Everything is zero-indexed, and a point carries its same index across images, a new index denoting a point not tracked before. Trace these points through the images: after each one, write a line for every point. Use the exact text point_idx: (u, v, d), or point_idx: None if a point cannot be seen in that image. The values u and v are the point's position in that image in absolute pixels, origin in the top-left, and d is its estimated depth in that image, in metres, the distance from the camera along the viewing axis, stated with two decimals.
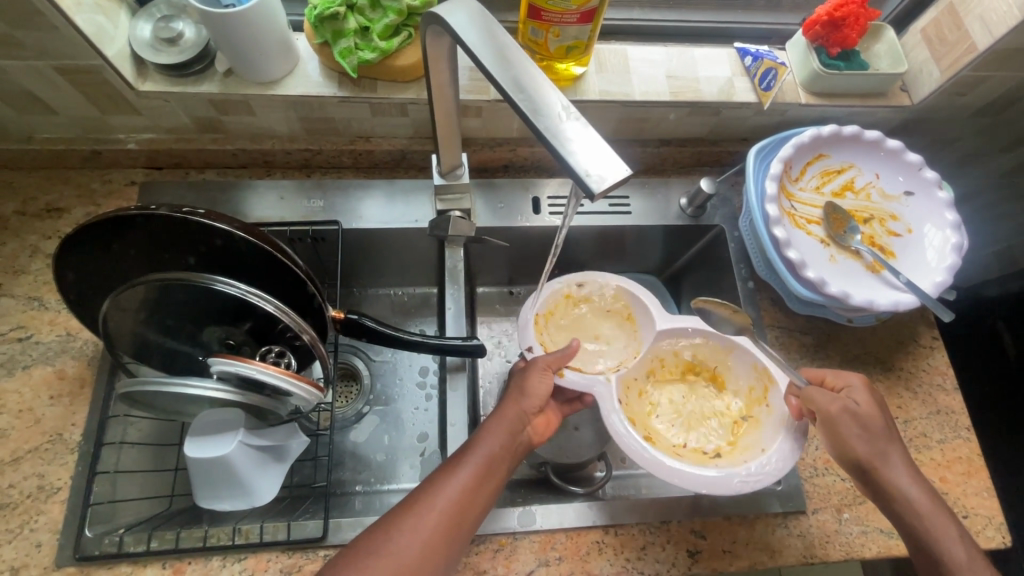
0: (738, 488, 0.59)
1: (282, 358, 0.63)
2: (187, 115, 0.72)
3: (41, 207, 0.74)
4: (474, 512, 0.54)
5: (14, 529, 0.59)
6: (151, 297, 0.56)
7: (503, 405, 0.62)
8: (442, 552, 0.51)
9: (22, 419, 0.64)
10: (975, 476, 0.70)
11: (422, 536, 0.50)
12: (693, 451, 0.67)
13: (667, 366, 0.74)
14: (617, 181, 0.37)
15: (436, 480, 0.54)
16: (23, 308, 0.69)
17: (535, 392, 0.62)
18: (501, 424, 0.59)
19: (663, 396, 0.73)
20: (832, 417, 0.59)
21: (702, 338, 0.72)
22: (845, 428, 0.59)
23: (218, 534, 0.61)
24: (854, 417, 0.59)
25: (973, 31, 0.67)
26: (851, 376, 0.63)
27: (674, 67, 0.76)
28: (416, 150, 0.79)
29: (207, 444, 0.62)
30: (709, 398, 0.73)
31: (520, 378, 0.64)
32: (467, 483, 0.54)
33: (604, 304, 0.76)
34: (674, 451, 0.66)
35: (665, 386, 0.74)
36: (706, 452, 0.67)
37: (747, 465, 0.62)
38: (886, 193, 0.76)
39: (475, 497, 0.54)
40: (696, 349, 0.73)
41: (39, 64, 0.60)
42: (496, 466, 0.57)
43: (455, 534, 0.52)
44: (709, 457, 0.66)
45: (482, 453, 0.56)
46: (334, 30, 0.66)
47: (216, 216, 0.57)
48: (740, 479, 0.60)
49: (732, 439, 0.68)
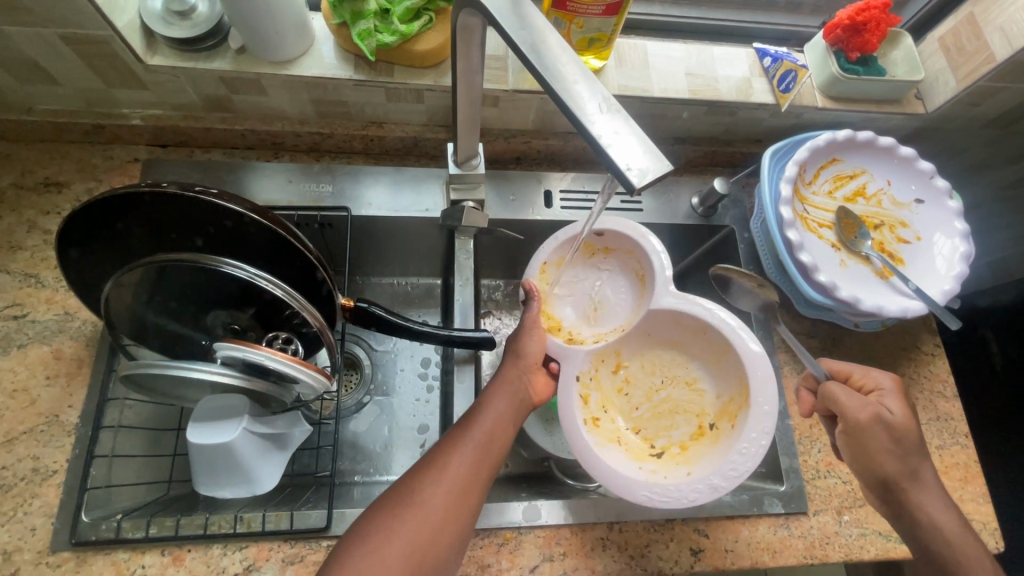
0: (639, 499, 0.56)
1: (289, 345, 0.61)
2: (196, 92, 0.70)
3: (40, 180, 0.72)
4: (489, 469, 0.53)
5: (8, 511, 0.58)
6: (154, 278, 0.54)
7: (503, 370, 0.62)
8: (463, 509, 0.50)
9: (16, 400, 0.62)
10: (972, 482, 0.71)
11: (442, 493, 0.50)
12: (641, 442, 0.65)
13: (663, 358, 0.70)
14: (658, 176, 0.36)
15: (450, 443, 0.54)
16: (19, 285, 0.67)
17: (529, 351, 0.63)
18: (503, 387, 0.60)
19: (643, 378, 0.70)
20: (863, 425, 0.59)
21: (700, 326, 0.65)
22: (874, 438, 0.59)
23: (220, 522, 0.59)
24: (887, 427, 0.59)
25: (993, 42, 0.68)
26: (885, 379, 0.62)
27: (693, 64, 0.76)
28: (429, 138, 0.78)
29: (210, 430, 0.60)
30: (688, 393, 0.68)
31: (514, 341, 0.64)
32: (481, 443, 0.54)
33: (623, 258, 0.73)
34: (616, 437, 0.64)
35: (649, 368, 0.70)
36: (652, 447, 0.65)
37: (662, 480, 0.58)
38: (896, 200, 0.76)
39: (488, 456, 0.54)
40: (694, 334, 0.67)
41: (45, 31, 0.58)
42: (504, 427, 0.56)
43: (472, 491, 0.51)
44: (646, 455, 0.63)
45: (492, 413, 0.57)
46: (353, 11, 0.64)
47: (228, 196, 0.55)
48: (645, 494, 0.56)
49: (687, 444, 0.65)
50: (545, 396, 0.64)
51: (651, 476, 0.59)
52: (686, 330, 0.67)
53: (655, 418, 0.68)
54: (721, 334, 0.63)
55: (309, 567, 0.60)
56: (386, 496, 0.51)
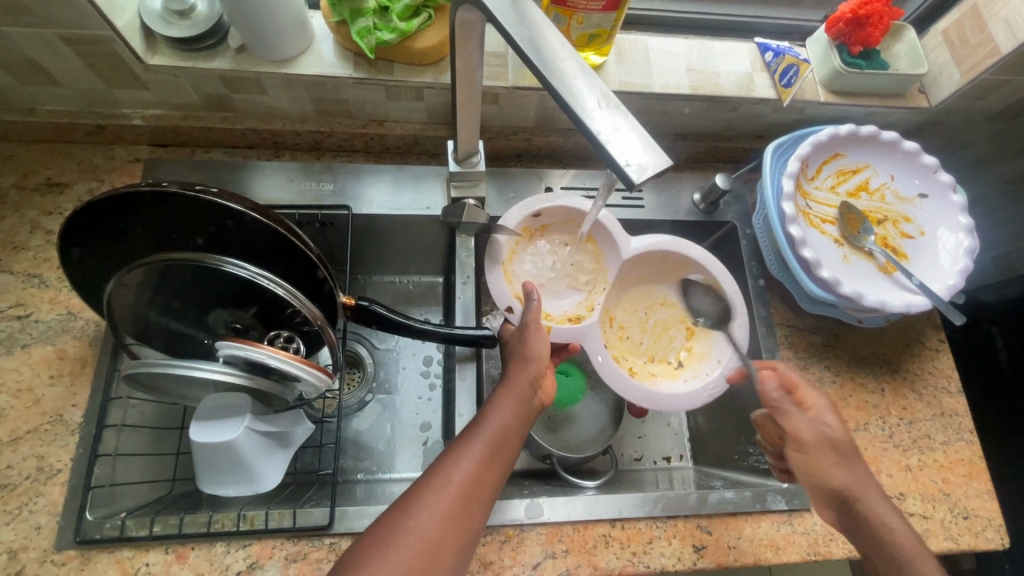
0: (706, 398, 0.69)
1: (291, 343, 0.62)
2: (197, 91, 0.70)
3: (42, 181, 0.72)
4: (492, 480, 0.53)
5: (13, 510, 0.58)
6: (156, 277, 0.54)
7: (509, 374, 0.61)
8: (462, 530, 0.49)
9: (20, 399, 0.63)
10: (977, 478, 0.71)
11: (441, 513, 0.48)
12: (663, 365, 0.75)
13: (631, 291, 0.79)
14: (657, 171, 0.36)
15: (449, 458, 0.53)
16: (22, 285, 0.67)
17: (537, 353, 0.62)
18: (511, 393, 0.59)
19: (631, 316, 0.79)
20: (804, 438, 0.61)
21: (662, 256, 0.75)
22: (816, 453, 0.60)
23: (223, 519, 0.60)
24: (830, 441, 0.61)
25: (997, 33, 0.67)
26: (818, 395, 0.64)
27: (694, 59, 0.75)
28: (429, 136, 0.78)
29: (213, 428, 0.60)
30: (666, 310, 0.79)
31: (519, 342, 0.63)
32: (482, 457, 0.53)
33: (562, 230, 0.76)
34: (649, 374, 0.74)
35: (631, 307, 0.79)
36: (672, 363, 0.75)
37: (709, 377, 0.71)
38: (900, 195, 0.76)
39: (491, 471, 0.53)
40: (658, 264, 0.77)
41: (45, 31, 0.58)
42: (508, 439, 0.56)
43: (471, 508, 0.50)
44: (676, 371, 0.74)
45: (495, 424, 0.56)
46: (352, 8, 0.64)
47: (228, 195, 0.55)
48: (707, 393, 0.69)
49: (688, 344, 0.77)
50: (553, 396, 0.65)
51: (697, 383, 0.71)
52: (648, 262, 0.77)
53: (656, 341, 0.78)
54: (680, 253, 0.74)
55: (312, 565, 0.60)
56: (386, 513, 0.49)
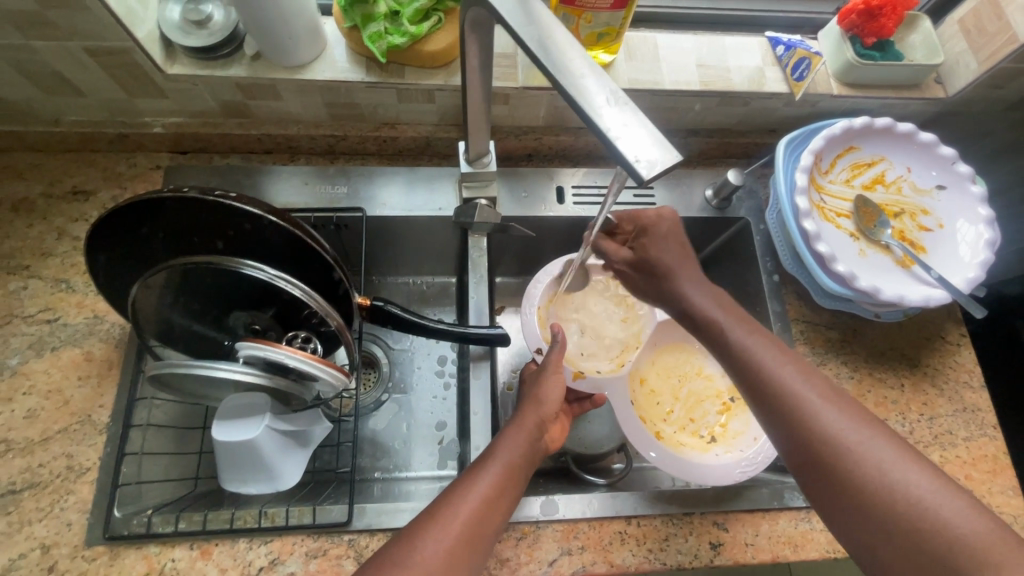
0: (738, 477, 0.67)
1: (309, 344, 0.63)
2: (214, 100, 0.72)
3: (68, 189, 0.74)
4: (494, 516, 0.52)
5: (45, 507, 0.60)
6: (176, 280, 0.55)
7: (521, 412, 0.61)
8: (467, 560, 0.49)
9: (51, 400, 0.65)
10: (1001, 475, 0.69)
11: (446, 545, 0.48)
12: (695, 436, 0.73)
13: (669, 361, 0.79)
14: (667, 167, 0.36)
15: (454, 492, 0.53)
16: (51, 291, 0.70)
17: (549, 398, 0.63)
18: (520, 437, 0.58)
19: (663, 382, 0.78)
20: (619, 265, 0.68)
21: None
22: (628, 274, 0.68)
23: (246, 516, 0.61)
24: (634, 261, 0.66)
25: (1016, 21, 0.66)
26: (648, 216, 0.66)
27: (704, 55, 0.75)
28: (441, 137, 0.79)
29: (234, 428, 0.62)
30: (702, 381, 0.79)
31: (535, 387, 0.64)
32: (489, 495, 0.52)
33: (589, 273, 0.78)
34: (677, 442, 0.72)
35: (666, 373, 0.78)
36: (704, 436, 0.73)
37: (742, 453, 0.69)
38: (917, 187, 0.75)
39: (497, 509, 0.53)
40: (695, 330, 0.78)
41: (69, 44, 0.60)
42: (517, 477, 0.55)
43: (479, 541, 0.50)
44: (707, 444, 0.72)
45: (503, 462, 0.55)
46: (363, 14, 0.66)
47: (247, 199, 0.57)
48: (740, 470, 0.67)
49: (725, 421, 0.75)
50: (559, 441, 0.66)
51: (729, 457, 0.69)
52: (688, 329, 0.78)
53: (689, 413, 0.76)
54: None
55: (332, 561, 0.61)
56: (387, 547, 0.49)
